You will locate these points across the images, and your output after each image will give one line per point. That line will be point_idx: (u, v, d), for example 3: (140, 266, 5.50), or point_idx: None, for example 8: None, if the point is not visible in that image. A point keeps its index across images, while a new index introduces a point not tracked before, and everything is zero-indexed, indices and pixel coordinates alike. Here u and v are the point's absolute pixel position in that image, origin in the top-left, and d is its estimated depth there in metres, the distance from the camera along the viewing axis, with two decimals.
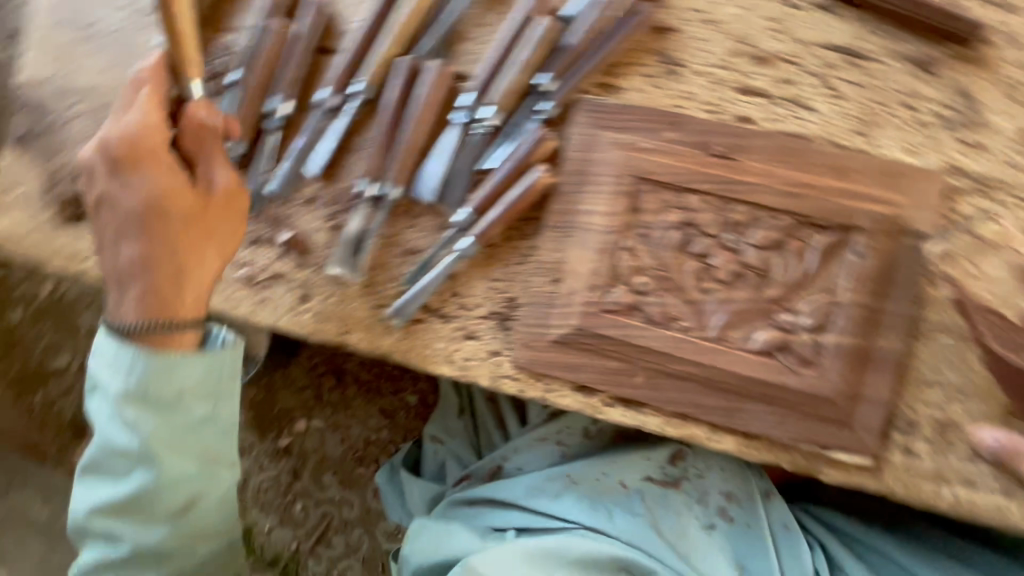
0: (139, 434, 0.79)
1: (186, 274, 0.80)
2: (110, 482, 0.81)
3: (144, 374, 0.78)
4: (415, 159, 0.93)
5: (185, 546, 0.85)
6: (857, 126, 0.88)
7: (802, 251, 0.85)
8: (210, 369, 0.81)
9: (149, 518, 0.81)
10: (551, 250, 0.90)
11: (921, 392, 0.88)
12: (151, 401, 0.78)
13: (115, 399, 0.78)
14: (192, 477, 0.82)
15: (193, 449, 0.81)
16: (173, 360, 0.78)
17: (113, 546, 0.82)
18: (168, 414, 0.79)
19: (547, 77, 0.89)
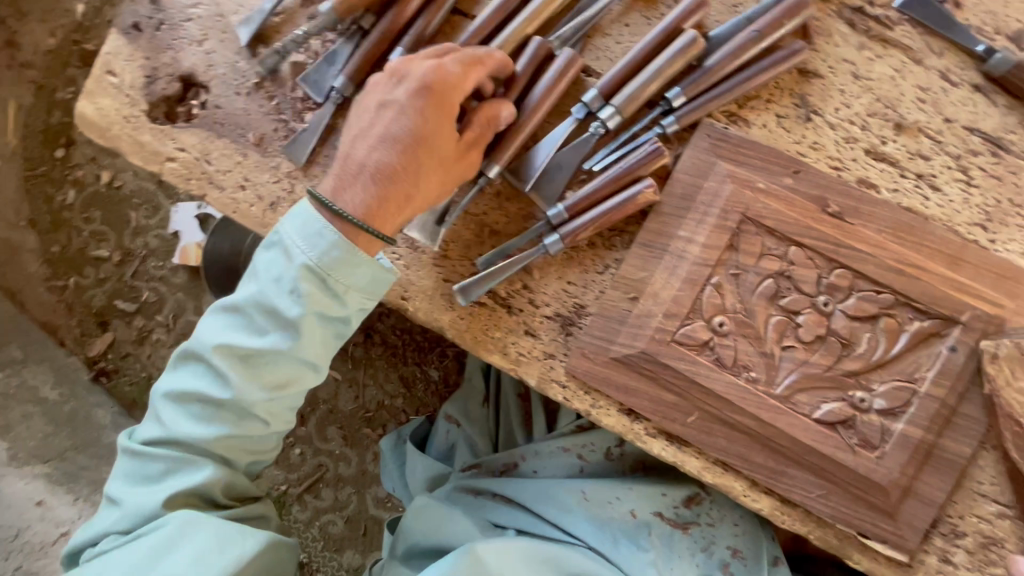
0: (297, 303, 0.79)
1: (412, 200, 0.82)
2: (238, 333, 0.80)
3: (333, 253, 0.78)
4: (520, 141, 0.89)
5: (258, 423, 0.82)
6: (980, 218, 0.84)
7: (895, 331, 0.82)
8: (373, 276, 0.81)
9: (249, 380, 0.80)
10: (635, 267, 0.88)
11: (979, 506, 0.83)
12: (322, 282, 0.79)
13: (294, 263, 0.79)
14: (303, 362, 0.81)
15: (320, 340, 0.82)
16: (367, 268, 0.80)
17: (199, 388, 0.81)
18: (324, 293, 0.79)
19: (679, 92, 0.86)
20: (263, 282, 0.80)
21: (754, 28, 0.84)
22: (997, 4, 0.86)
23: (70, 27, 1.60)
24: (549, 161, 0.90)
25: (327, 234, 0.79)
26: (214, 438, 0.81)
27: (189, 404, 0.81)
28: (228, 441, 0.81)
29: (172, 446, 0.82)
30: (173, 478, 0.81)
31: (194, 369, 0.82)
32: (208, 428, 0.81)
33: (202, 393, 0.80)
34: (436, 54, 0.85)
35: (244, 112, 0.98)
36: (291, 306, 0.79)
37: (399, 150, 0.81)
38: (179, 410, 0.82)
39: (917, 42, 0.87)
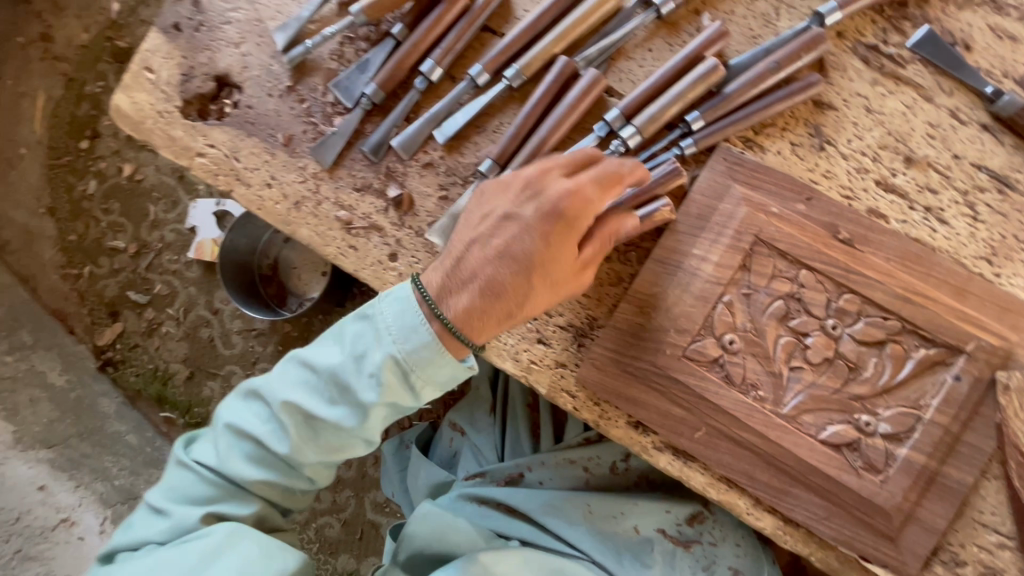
0: (374, 392, 0.78)
1: (495, 297, 0.79)
2: (305, 395, 0.81)
3: (422, 347, 0.78)
4: (543, 155, 0.92)
5: (303, 475, 0.85)
6: (986, 252, 0.87)
7: (901, 357, 0.83)
8: (447, 368, 0.80)
9: (304, 442, 0.81)
10: (649, 282, 0.90)
11: (980, 534, 0.84)
12: (405, 377, 0.79)
13: (380, 350, 0.78)
14: (361, 437, 0.83)
15: (378, 420, 0.82)
16: (453, 367, 0.80)
17: (254, 432, 0.82)
18: (405, 387, 0.80)
19: (698, 116, 0.89)
20: (343, 359, 0.79)
21: (773, 59, 0.88)
22: (1007, 49, 0.90)
23: (103, 23, 1.64)
24: None
25: (422, 329, 0.78)
26: (258, 482, 0.83)
27: (242, 440, 0.83)
28: (273, 485, 0.84)
29: (217, 474, 0.84)
30: (225, 495, 0.83)
31: (255, 406, 0.84)
32: (254, 470, 0.83)
33: (256, 434, 0.82)
34: (569, 171, 0.81)
35: (275, 112, 1.01)
36: (365, 394, 0.78)
37: (513, 267, 0.79)
38: (231, 440, 0.83)
39: (928, 81, 0.90)
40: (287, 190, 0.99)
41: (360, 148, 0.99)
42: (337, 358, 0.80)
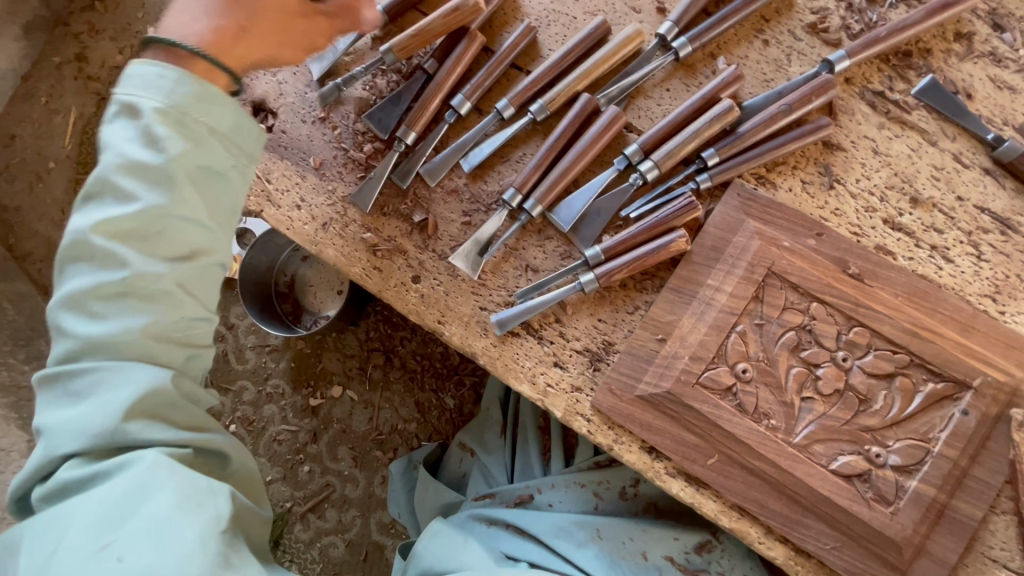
0: (161, 152, 0.72)
1: (247, 34, 0.81)
2: (113, 206, 0.71)
3: (167, 92, 0.73)
4: (563, 186, 0.97)
5: (170, 298, 0.73)
6: (991, 290, 0.90)
7: (910, 391, 0.86)
8: (232, 124, 0.78)
9: (147, 253, 0.71)
10: (665, 311, 0.93)
11: (990, 570, 0.85)
12: (181, 122, 0.74)
13: (159, 112, 0.72)
14: (189, 220, 0.74)
15: (206, 195, 0.76)
16: (213, 99, 0.76)
17: (105, 279, 0.69)
18: (181, 135, 0.73)
19: (712, 152, 0.94)
20: (118, 144, 0.72)
21: (786, 103, 0.93)
22: (1006, 98, 0.95)
23: (137, 47, 1.72)
24: (589, 206, 0.97)
25: (169, 77, 0.74)
26: (131, 344, 0.70)
27: (104, 306, 0.70)
28: (155, 330, 0.71)
29: (92, 356, 0.69)
30: (103, 407, 0.67)
31: (99, 262, 0.70)
32: (122, 326, 0.69)
33: (118, 291, 0.70)
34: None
35: (306, 138, 1.05)
36: (173, 164, 0.72)
37: None
38: (84, 309, 0.70)
39: (932, 126, 0.95)
40: (314, 212, 1.02)
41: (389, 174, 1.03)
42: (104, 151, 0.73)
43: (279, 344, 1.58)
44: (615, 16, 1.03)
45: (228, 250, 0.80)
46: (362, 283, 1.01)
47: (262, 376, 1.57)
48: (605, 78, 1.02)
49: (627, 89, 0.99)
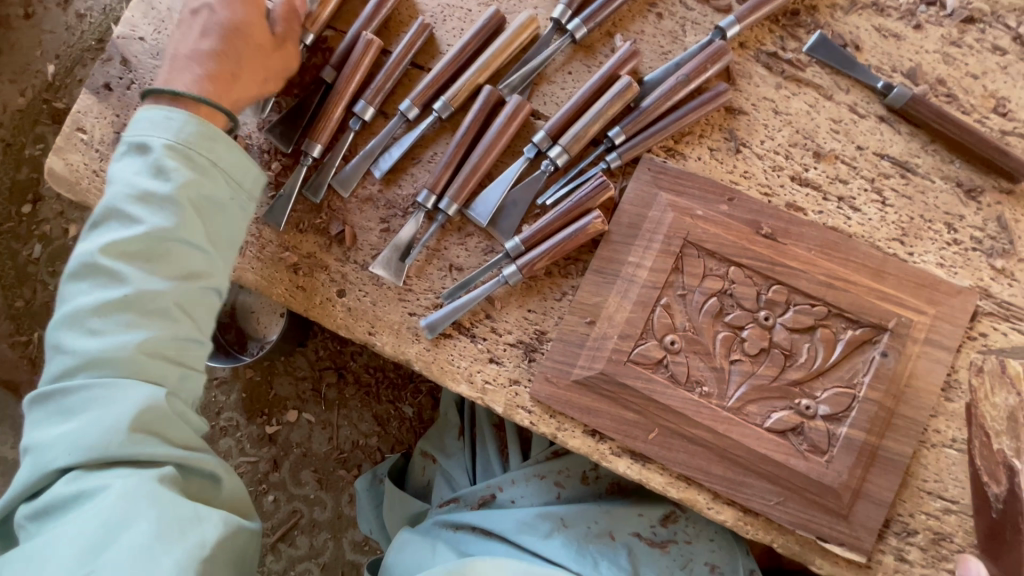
0: (170, 179, 0.77)
1: (238, 79, 0.90)
2: (120, 230, 0.75)
3: (177, 130, 0.80)
4: (477, 180, 0.96)
5: (171, 317, 0.75)
6: (898, 234, 0.93)
7: (831, 340, 0.88)
8: (236, 159, 0.84)
9: (152, 273, 0.74)
10: (590, 293, 0.93)
11: (925, 502, 0.88)
12: (190, 156, 0.80)
13: (167, 144, 0.79)
14: (190, 245, 0.77)
15: (207, 224, 0.80)
16: (217, 135, 0.82)
17: (106, 296, 0.72)
18: (190, 167, 0.79)
19: (618, 130, 0.94)
20: (128, 175, 0.78)
21: (683, 73, 0.93)
22: (892, 46, 0.97)
23: (40, 86, 1.64)
24: (505, 198, 0.96)
25: (180, 118, 0.81)
26: (129, 364, 0.70)
27: (100, 322, 0.71)
28: (153, 346, 0.72)
29: (86, 372, 0.70)
30: (100, 425, 0.67)
31: (104, 279, 0.73)
32: (119, 342, 0.71)
33: (117, 308, 0.72)
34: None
35: None
36: (178, 189, 0.77)
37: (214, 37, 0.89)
38: (83, 327, 0.72)
39: (826, 80, 0.97)
40: None
41: (299, 190, 1.00)
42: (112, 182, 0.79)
43: (227, 375, 1.54)
44: (510, 5, 1.02)
45: (225, 277, 0.83)
46: (286, 303, 0.99)
47: (214, 410, 1.53)
48: (506, 69, 1.01)
49: (529, 77, 0.98)
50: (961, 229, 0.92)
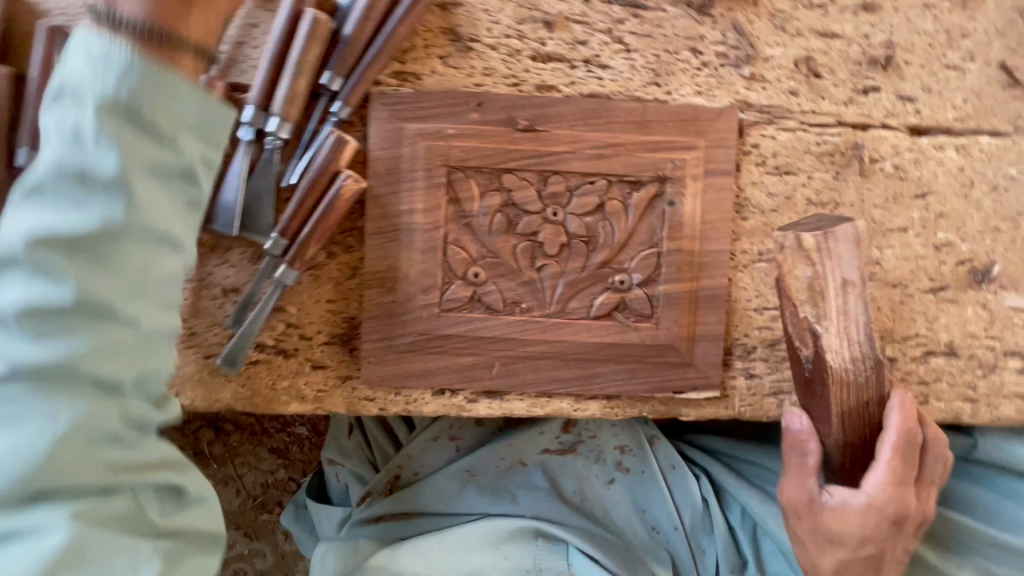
0: (121, 150, 0.55)
1: None
2: (59, 200, 0.55)
3: (120, 81, 0.56)
4: (203, 190, 0.82)
5: (108, 332, 0.56)
6: (651, 77, 0.89)
7: (621, 210, 0.86)
8: (159, 177, 0.58)
9: (109, 258, 0.56)
10: (378, 259, 0.86)
11: (755, 319, 0.92)
12: (110, 149, 0.56)
13: (67, 174, 0.55)
14: (146, 232, 0.58)
15: (164, 205, 0.59)
16: (169, 86, 0.58)
17: (31, 443, 0.52)
18: (113, 159, 0.56)
19: (331, 75, 0.82)
20: (37, 178, 0.56)
21: None
22: None
23: None
24: (245, 194, 0.84)
25: (120, 61, 0.56)
26: (15, 500, 0.52)
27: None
28: (94, 430, 0.55)
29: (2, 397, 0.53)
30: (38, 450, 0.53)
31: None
32: (15, 483, 0.52)
33: (16, 456, 0.52)
34: None
35: None
36: (96, 210, 0.55)
37: None
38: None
39: None
40: None
41: None
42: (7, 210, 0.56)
43: None
44: None
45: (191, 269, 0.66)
46: None
47: None
48: None
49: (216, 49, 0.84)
50: (706, 50, 0.89)
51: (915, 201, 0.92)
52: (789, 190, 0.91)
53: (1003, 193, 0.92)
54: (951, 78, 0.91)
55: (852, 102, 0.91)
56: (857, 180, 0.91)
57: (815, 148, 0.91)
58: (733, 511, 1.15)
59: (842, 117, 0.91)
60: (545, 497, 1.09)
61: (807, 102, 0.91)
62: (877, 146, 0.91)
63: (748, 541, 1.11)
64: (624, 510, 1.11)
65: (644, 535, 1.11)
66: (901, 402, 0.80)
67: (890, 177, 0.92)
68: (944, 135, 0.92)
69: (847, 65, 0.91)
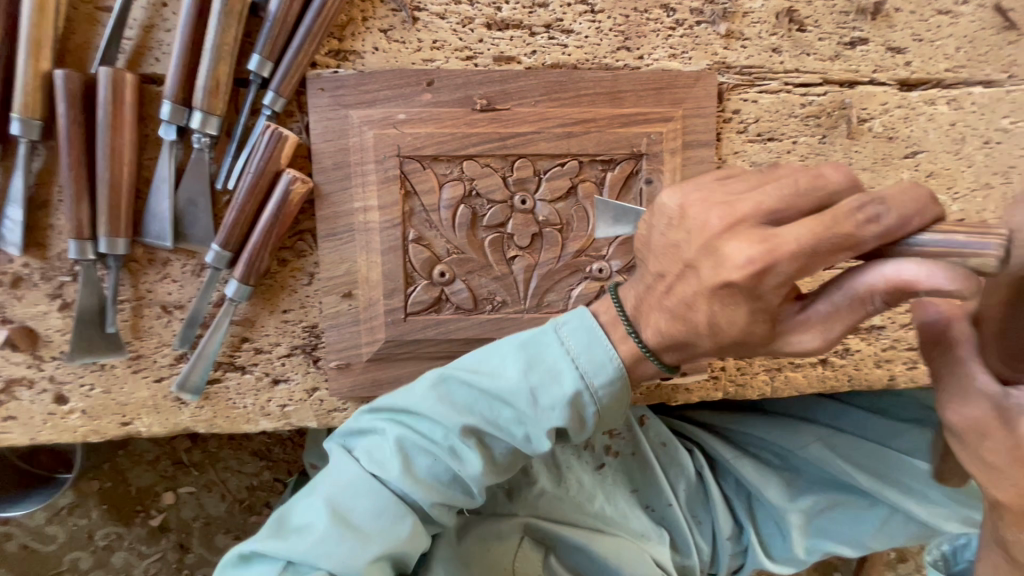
0: (426, 426, 0.67)
1: None
2: (417, 439, 0.67)
3: (599, 355, 0.64)
4: (128, 200, 0.74)
5: (442, 422, 0.66)
6: (620, 41, 0.80)
7: (594, 192, 0.79)
8: (612, 404, 0.65)
9: (467, 455, 0.65)
10: (334, 263, 0.78)
11: None
12: (583, 412, 0.65)
13: (537, 418, 0.64)
14: (487, 435, 0.66)
15: (424, 439, 0.67)
16: (523, 414, 0.64)
17: (427, 485, 0.67)
18: (580, 417, 0.65)
19: (256, 60, 0.72)
20: (496, 386, 0.65)
21: None
22: None
23: None
24: (177, 202, 0.76)
25: (599, 347, 0.64)
26: (383, 538, 0.66)
27: (308, 517, 0.67)
28: (464, 468, 0.66)
29: (373, 462, 0.68)
30: (321, 507, 0.67)
31: (382, 465, 0.68)
32: (369, 525, 0.66)
33: (361, 506, 0.66)
34: None
35: None
36: (534, 438, 0.66)
37: None
38: (409, 461, 0.67)
39: None
40: None
41: None
42: (423, 402, 0.67)
43: (70, 498, 1.27)
44: None
45: (483, 455, 0.66)
46: (7, 441, 0.80)
47: (85, 536, 1.28)
48: (84, 33, 0.74)
49: (122, 36, 0.74)
50: (679, 7, 0.80)
51: (905, 162, 0.86)
52: (774, 158, 0.85)
53: (995, 147, 0.87)
54: (943, 24, 0.84)
55: (838, 58, 0.84)
56: (845, 143, 0.85)
57: (800, 111, 0.84)
58: (726, 480, 1.09)
59: (827, 74, 0.84)
60: (544, 490, 0.97)
61: (791, 59, 0.83)
62: (865, 104, 0.85)
63: (744, 510, 1.06)
64: (620, 494, 1.02)
65: (644, 519, 1.01)
66: (880, 281, 0.48)
67: (879, 138, 0.85)
68: (934, 88, 0.86)
69: (833, 16, 0.83)
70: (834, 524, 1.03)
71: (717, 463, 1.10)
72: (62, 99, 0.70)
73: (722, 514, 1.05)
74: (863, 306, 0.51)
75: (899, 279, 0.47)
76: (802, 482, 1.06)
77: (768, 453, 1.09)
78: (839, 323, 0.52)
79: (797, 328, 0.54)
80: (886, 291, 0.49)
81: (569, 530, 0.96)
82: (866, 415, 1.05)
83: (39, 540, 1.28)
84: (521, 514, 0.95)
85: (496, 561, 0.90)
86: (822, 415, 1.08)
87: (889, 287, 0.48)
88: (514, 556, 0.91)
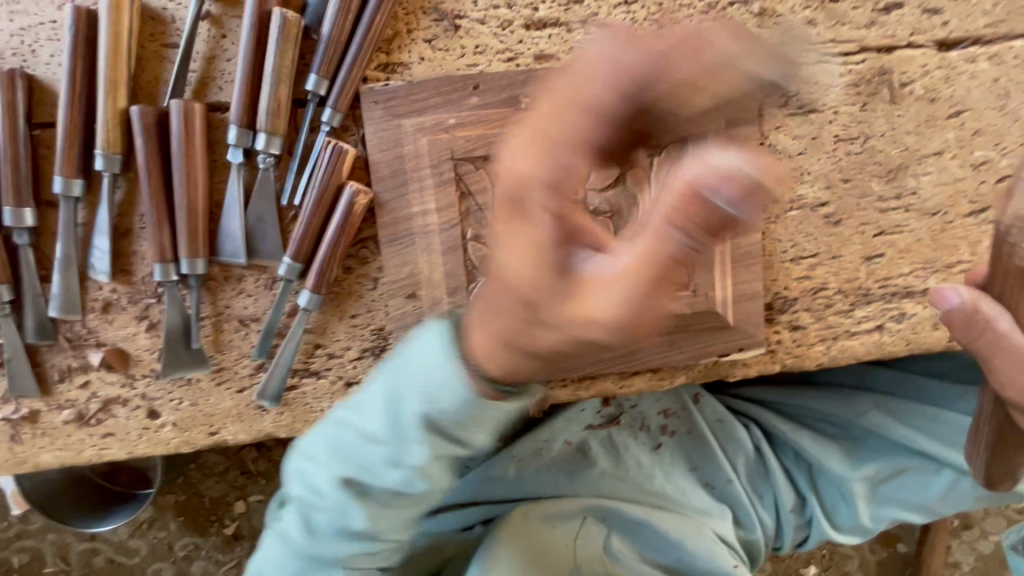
0: (352, 443, 0.66)
1: None
2: (336, 458, 0.66)
3: (449, 398, 0.55)
4: (204, 222, 0.78)
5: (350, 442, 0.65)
6: (655, 29, 0.82)
7: (642, 178, 0.81)
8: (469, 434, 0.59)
9: (377, 478, 0.65)
10: (397, 266, 0.82)
11: (791, 270, 0.89)
12: (443, 440, 0.59)
13: (403, 449, 0.61)
14: (382, 462, 0.63)
15: (336, 458, 0.66)
16: (405, 442, 0.61)
17: (374, 500, 0.66)
18: (440, 445, 0.60)
19: (313, 80, 0.76)
20: (375, 405, 0.62)
21: None
22: None
23: None
24: (247, 219, 0.80)
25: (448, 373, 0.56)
26: (363, 536, 0.70)
27: (298, 508, 0.72)
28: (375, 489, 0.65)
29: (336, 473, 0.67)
30: (303, 502, 0.71)
31: (334, 476, 0.67)
32: (347, 523, 0.69)
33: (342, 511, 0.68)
34: None
35: None
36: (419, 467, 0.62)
37: None
38: (355, 478, 0.66)
39: None
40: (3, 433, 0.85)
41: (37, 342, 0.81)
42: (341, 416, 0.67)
43: (150, 512, 1.34)
44: None
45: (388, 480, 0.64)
46: (108, 455, 0.86)
47: (166, 548, 1.35)
48: (153, 69, 0.79)
49: (188, 69, 0.79)
50: None
51: (950, 122, 0.86)
52: (815, 129, 0.86)
53: None
54: None
55: (873, 25, 0.84)
56: (886, 108, 0.86)
57: (838, 81, 0.85)
58: (786, 453, 1.10)
59: (862, 42, 0.85)
60: (603, 471, 1.00)
61: (825, 31, 0.84)
62: (903, 68, 0.85)
63: (807, 483, 1.07)
64: (680, 473, 1.03)
65: (707, 498, 1.02)
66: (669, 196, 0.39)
67: (920, 100, 0.86)
68: (974, 46, 0.85)
69: None
70: (897, 490, 1.03)
71: (775, 437, 1.11)
72: (139, 131, 0.75)
73: (784, 487, 1.06)
74: (665, 248, 0.42)
75: (686, 184, 0.38)
76: (863, 451, 1.05)
77: (827, 425, 1.09)
78: (636, 273, 0.42)
79: (603, 286, 0.45)
80: (679, 207, 0.39)
81: (630, 505, 0.98)
82: (923, 380, 1.05)
83: (124, 554, 1.34)
84: (584, 495, 0.98)
85: (557, 543, 0.93)
86: (877, 383, 1.08)
87: (681, 201, 0.39)
88: (575, 536, 0.95)
